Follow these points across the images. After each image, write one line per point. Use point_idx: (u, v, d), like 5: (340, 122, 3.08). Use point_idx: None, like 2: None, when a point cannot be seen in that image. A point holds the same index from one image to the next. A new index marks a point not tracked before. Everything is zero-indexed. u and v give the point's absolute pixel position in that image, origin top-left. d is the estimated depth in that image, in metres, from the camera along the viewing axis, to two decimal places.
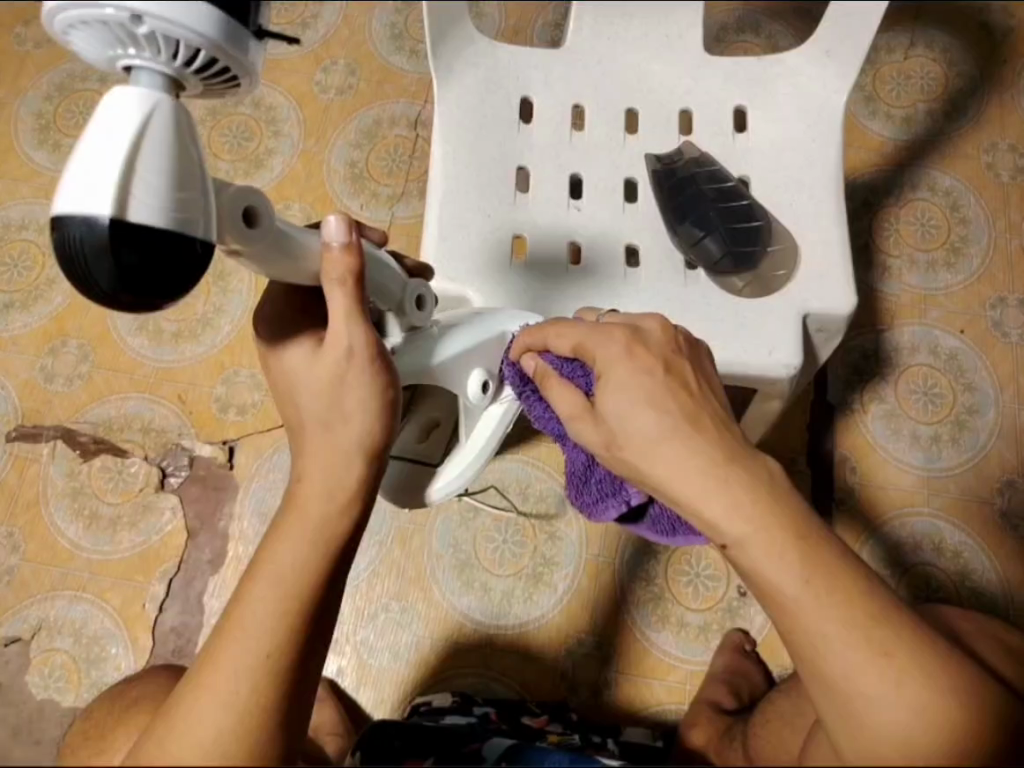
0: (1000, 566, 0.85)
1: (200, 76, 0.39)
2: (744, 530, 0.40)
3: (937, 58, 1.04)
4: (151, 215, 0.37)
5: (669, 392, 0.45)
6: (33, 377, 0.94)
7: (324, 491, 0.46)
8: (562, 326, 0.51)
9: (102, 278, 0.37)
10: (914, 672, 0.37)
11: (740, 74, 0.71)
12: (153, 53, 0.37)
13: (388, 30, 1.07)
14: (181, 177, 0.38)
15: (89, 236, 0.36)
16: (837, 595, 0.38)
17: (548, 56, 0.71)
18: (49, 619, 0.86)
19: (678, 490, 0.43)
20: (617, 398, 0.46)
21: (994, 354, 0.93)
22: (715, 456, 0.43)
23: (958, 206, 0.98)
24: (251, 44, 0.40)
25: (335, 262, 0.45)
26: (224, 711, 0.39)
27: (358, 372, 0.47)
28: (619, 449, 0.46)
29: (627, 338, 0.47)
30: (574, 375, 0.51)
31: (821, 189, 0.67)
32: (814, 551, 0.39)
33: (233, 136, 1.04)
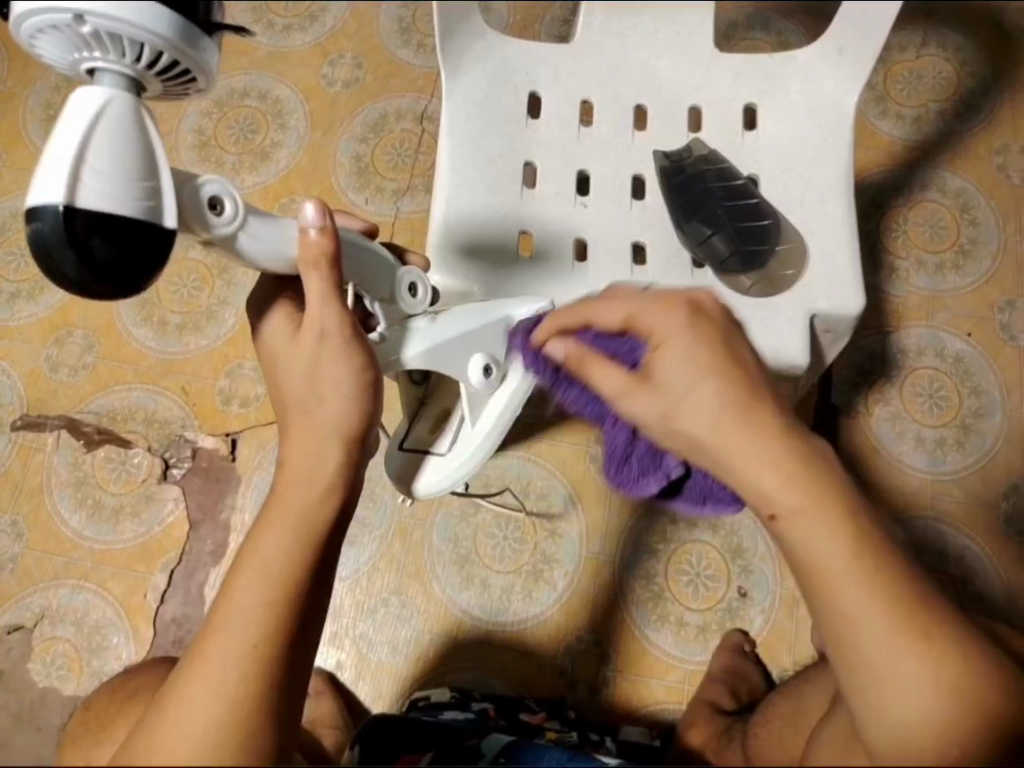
0: (1004, 571, 0.85)
1: (159, 75, 0.42)
2: (796, 500, 0.39)
3: (949, 57, 1.03)
4: (104, 205, 0.40)
5: (724, 365, 0.43)
6: (38, 367, 0.94)
7: (308, 477, 0.46)
8: (610, 300, 0.50)
9: (70, 267, 0.40)
10: (945, 659, 0.37)
11: (750, 72, 0.70)
12: (108, 53, 0.40)
13: (396, 23, 1.07)
14: (139, 167, 0.41)
15: (53, 227, 0.39)
16: (883, 573, 0.38)
17: (558, 52, 0.70)
18: (52, 607, 0.86)
19: (726, 454, 0.41)
20: (674, 364, 0.44)
21: (1001, 358, 0.92)
22: (779, 437, 0.41)
23: (968, 207, 0.97)
24: (207, 43, 0.42)
25: (309, 245, 0.48)
26: (213, 701, 0.40)
27: (334, 353, 0.49)
28: (677, 423, 0.44)
29: (690, 311, 0.46)
30: (619, 351, 0.49)
31: (828, 188, 0.67)
32: (864, 543, 0.38)
33: (240, 128, 1.04)
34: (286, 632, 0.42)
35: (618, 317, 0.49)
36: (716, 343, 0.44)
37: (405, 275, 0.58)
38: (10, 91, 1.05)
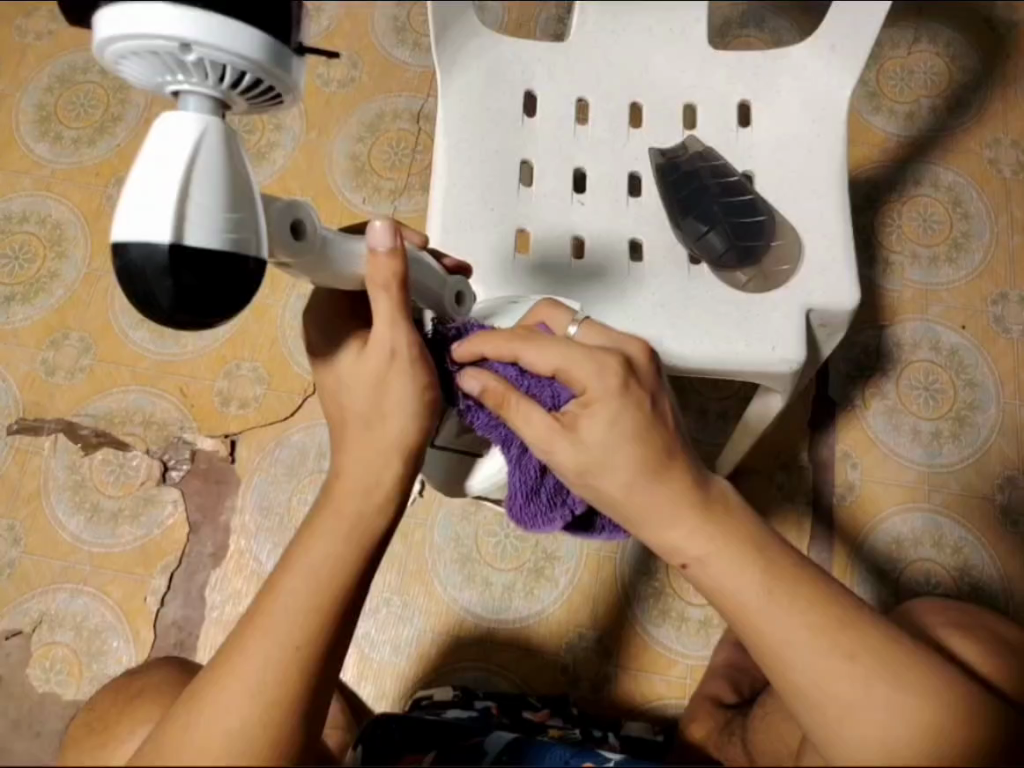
0: (1000, 562, 0.86)
1: (246, 96, 0.38)
2: (704, 548, 0.42)
3: (940, 53, 1.04)
4: (205, 237, 0.36)
5: (645, 425, 0.43)
6: (34, 370, 0.94)
7: (368, 490, 0.46)
8: (535, 338, 0.46)
9: (162, 298, 0.36)
10: (880, 674, 0.39)
11: (744, 69, 0.70)
12: (200, 78, 0.37)
13: (391, 23, 1.07)
14: (235, 197, 0.37)
15: (149, 258, 0.35)
16: (798, 605, 0.40)
17: (552, 50, 0.71)
18: (51, 611, 0.86)
19: (641, 518, 0.43)
20: (597, 425, 0.43)
21: (996, 350, 0.93)
22: (685, 488, 0.43)
23: (960, 202, 0.98)
24: (295, 62, 0.39)
25: (379, 266, 0.43)
26: (252, 703, 0.40)
27: (401, 375, 0.46)
28: (594, 479, 0.44)
29: (618, 367, 0.44)
30: (541, 391, 0.47)
31: (824, 183, 0.67)
32: (776, 579, 0.41)
33: (237, 129, 1.04)
34: (328, 638, 0.42)
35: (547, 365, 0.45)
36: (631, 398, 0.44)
37: (454, 282, 0.54)
38: (3, 94, 1.04)
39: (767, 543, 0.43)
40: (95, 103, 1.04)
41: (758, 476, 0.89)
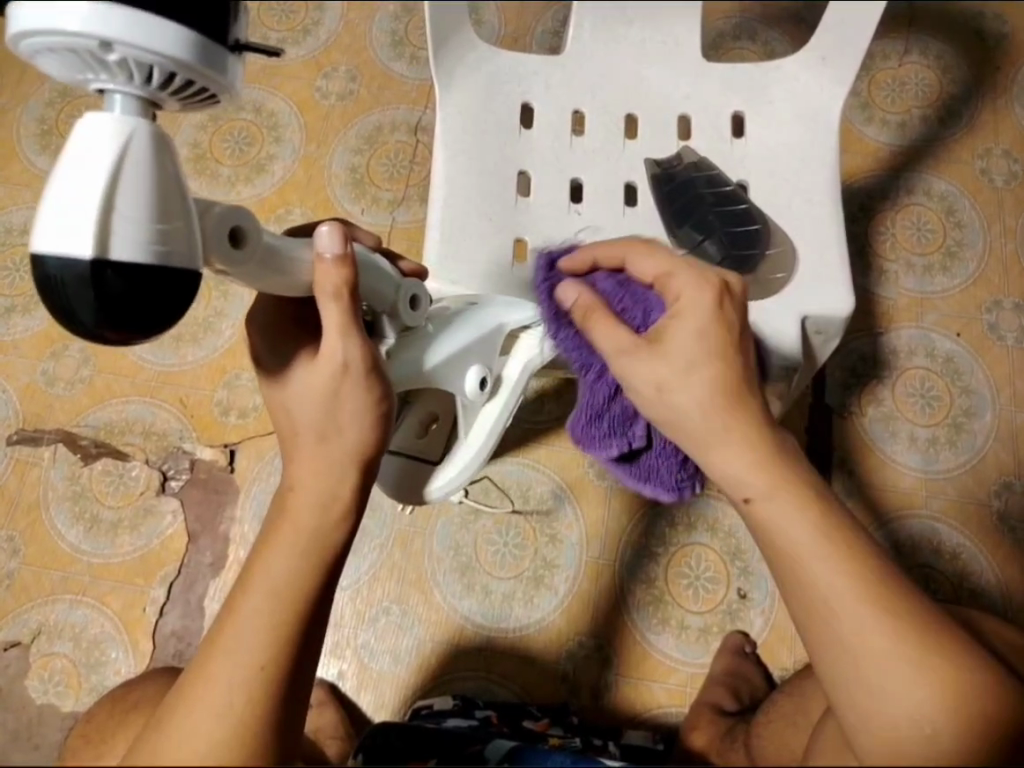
0: (998, 568, 0.86)
1: (174, 94, 0.40)
2: (765, 484, 0.45)
3: (931, 64, 1.05)
4: (129, 251, 0.37)
5: (729, 348, 0.47)
6: (34, 381, 0.94)
7: (323, 503, 0.46)
8: (649, 251, 0.53)
9: (86, 312, 0.38)
10: (917, 632, 0.40)
11: (737, 80, 0.72)
12: (125, 78, 0.38)
13: (389, 37, 1.08)
14: (161, 209, 0.38)
15: (67, 271, 0.37)
16: (849, 550, 0.42)
17: (547, 63, 0.71)
18: (50, 622, 0.86)
19: (710, 444, 0.46)
20: (684, 338, 0.47)
21: (990, 357, 0.93)
22: (758, 422, 0.46)
23: (953, 211, 0.99)
24: (229, 62, 0.41)
25: (329, 274, 0.46)
26: (219, 718, 0.40)
27: (355, 388, 0.48)
28: (670, 394, 0.47)
29: (715, 291, 0.48)
30: (633, 307, 0.53)
31: (817, 191, 0.68)
32: (828, 524, 0.43)
33: (235, 140, 1.05)
34: (290, 651, 0.43)
35: (648, 274, 0.52)
36: (723, 320, 0.47)
37: (409, 287, 0.57)
38: (4, 109, 1.05)
39: (822, 495, 0.45)
40: None
41: None
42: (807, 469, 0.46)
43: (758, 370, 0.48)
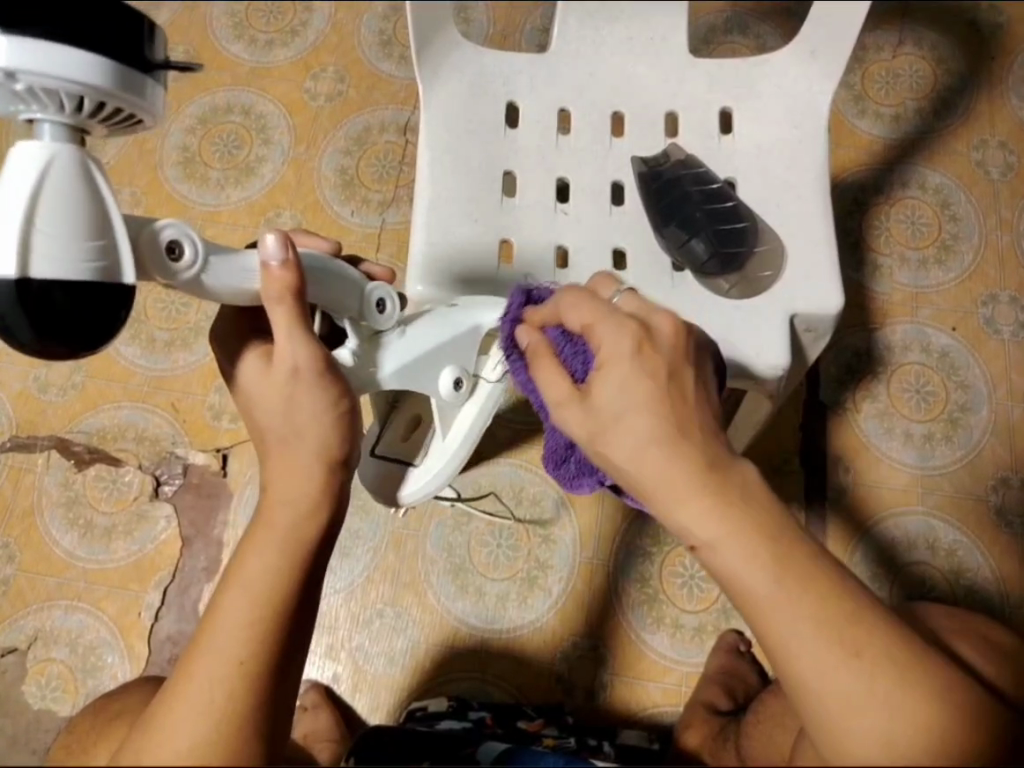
0: (995, 564, 0.85)
1: (99, 120, 0.41)
2: (716, 532, 0.40)
3: (926, 56, 1.04)
4: (58, 268, 0.38)
5: (663, 397, 0.43)
6: (26, 387, 0.94)
7: (295, 502, 0.46)
8: (581, 299, 0.49)
9: (24, 329, 0.39)
10: (888, 671, 0.37)
11: (726, 75, 0.71)
12: (45, 106, 0.39)
13: (377, 36, 1.08)
14: (83, 224, 0.38)
15: (0, 290, 0.38)
16: (811, 592, 0.38)
17: (534, 61, 0.71)
18: (46, 628, 0.86)
19: (661, 497, 0.42)
20: (612, 395, 0.44)
21: (987, 352, 0.93)
22: (696, 461, 0.41)
23: (948, 204, 0.98)
24: (148, 84, 0.41)
25: (273, 279, 0.45)
26: (200, 719, 0.39)
27: (310, 391, 0.47)
28: (604, 446, 0.44)
29: (637, 337, 0.44)
30: (574, 355, 0.51)
31: (807, 188, 0.67)
32: (785, 561, 0.39)
33: (225, 143, 1.04)
34: (271, 650, 0.42)
35: (577, 323, 0.48)
36: (656, 355, 0.44)
37: (374, 290, 0.56)
38: None
39: (781, 528, 0.40)
40: None
41: None
42: (770, 509, 0.40)
43: (699, 404, 0.43)
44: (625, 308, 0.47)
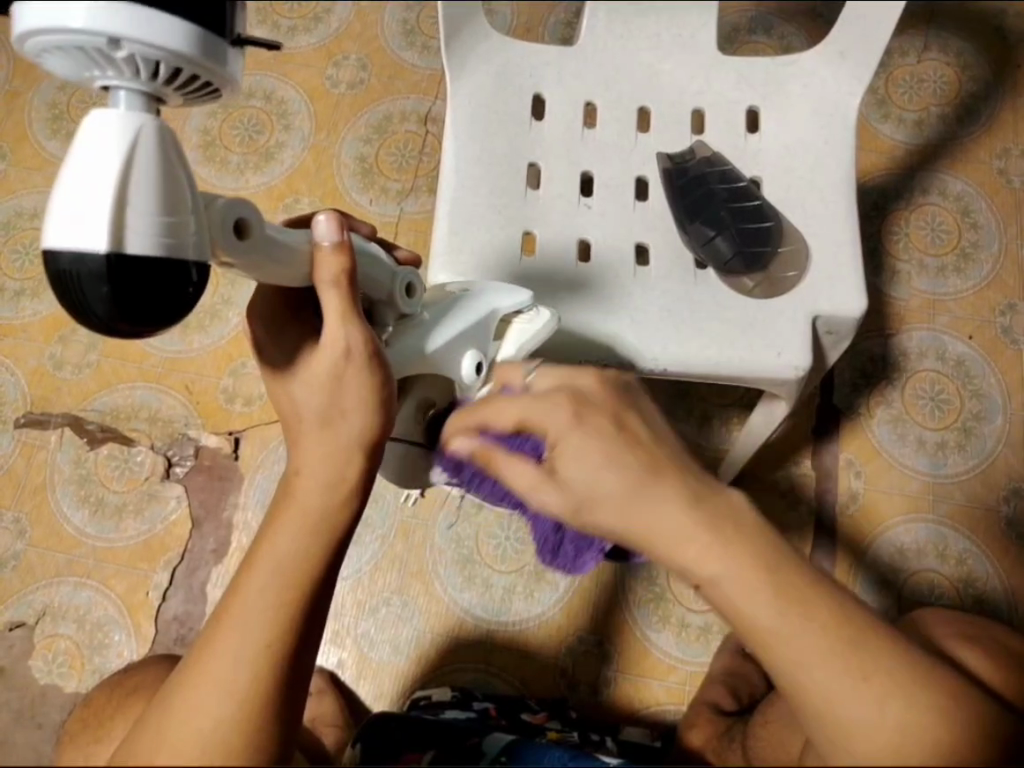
0: (1004, 573, 0.85)
1: (177, 89, 0.40)
2: (716, 571, 0.37)
3: (950, 62, 1.04)
4: (144, 246, 0.37)
5: (626, 448, 0.39)
6: (42, 365, 0.94)
7: (328, 486, 0.46)
8: (497, 400, 0.43)
9: (98, 305, 0.37)
10: (892, 690, 0.37)
11: (753, 74, 0.70)
12: (122, 72, 0.38)
13: (401, 25, 1.07)
14: (168, 201, 0.37)
15: (82, 265, 0.37)
16: (816, 621, 0.37)
17: (560, 55, 0.71)
18: (54, 604, 0.86)
19: (655, 545, 0.38)
20: (576, 463, 0.39)
21: (1003, 361, 0.92)
22: (686, 498, 0.38)
23: (969, 211, 0.98)
24: (230, 55, 0.40)
25: (325, 261, 0.44)
26: (225, 698, 0.40)
27: (358, 373, 0.46)
28: (591, 515, 0.39)
29: (573, 405, 0.41)
30: (521, 447, 0.43)
31: (832, 190, 0.67)
32: (790, 591, 0.37)
33: (245, 127, 1.04)
34: (295, 631, 0.42)
35: (509, 422, 0.42)
36: (602, 409, 0.41)
37: (403, 273, 0.54)
38: (16, 92, 1.05)
39: (777, 556, 0.37)
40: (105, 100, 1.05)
41: (762, 483, 0.89)
42: (759, 537, 0.38)
43: (658, 452, 0.40)
44: (552, 383, 0.43)
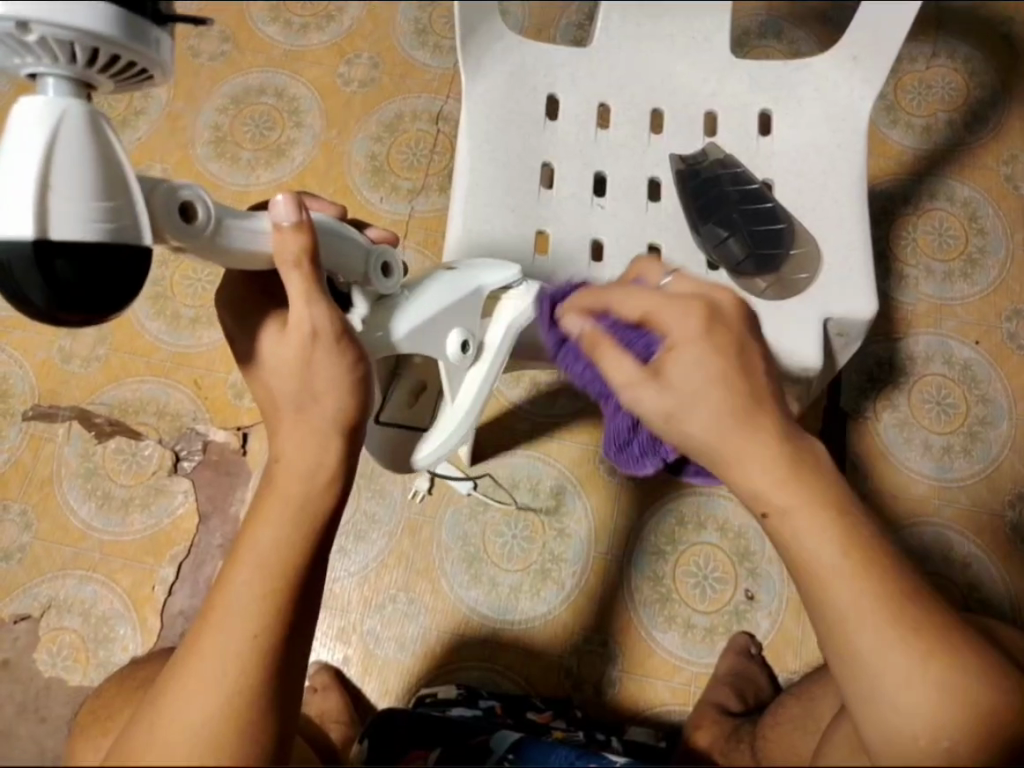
0: (1009, 578, 0.85)
1: (106, 73, 0.42)
2: (789, 499, 0.40)
3: (958, 68, 1.04)
4: (72, 230, 0.39)
5: (738, 376, 0.42)
6: (50, 358, 0.95)
7: (307, 474, 0.46)
8: (632, 290, 0.47)
9: (35, 291, 0.40)
10: (942, 654, 0.37)
11: (766, 77, 0.71)
12: (51, 59, 0.40)
13: (413, 25, 1.08)
14: (99, 185, 0.40)
15: (14, 252, 0.39)
16: (875, 575, 0.38)
17: (575, 55, 0.71)
18: (59, 597, 0.86)
19: (725, 455, 0.42)
20: (685, 370, 0.43)
21: (1009, 367, 0.93)
22: (773, 429, 0.42)
23: (976, 217, 0.98)
24: (155, 35, 0.42)
25: (286, 241, 0.46)
26: (214, 691, 0.40)
27: (328, 353, 0.47)
28: (678, 424, 0.43)
29: (704, 316, 0.44)
30: (636, 344, 0.47)
31: (843, 193, 0.67)
32: (854, 537, 0.39)
33: (256, 123, 1.04)
34: (281, 624, 0.42)
35: (634, 314, 0.46)
36: (726, 336, 0.43)
37: (377, 252, 0.55)
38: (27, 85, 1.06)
39: (847, 505, 0.41)
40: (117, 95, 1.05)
41: None
42: (843, 485, 0.42)
43: (768, 391, 0.42)
44: (686, 288, 0.46)
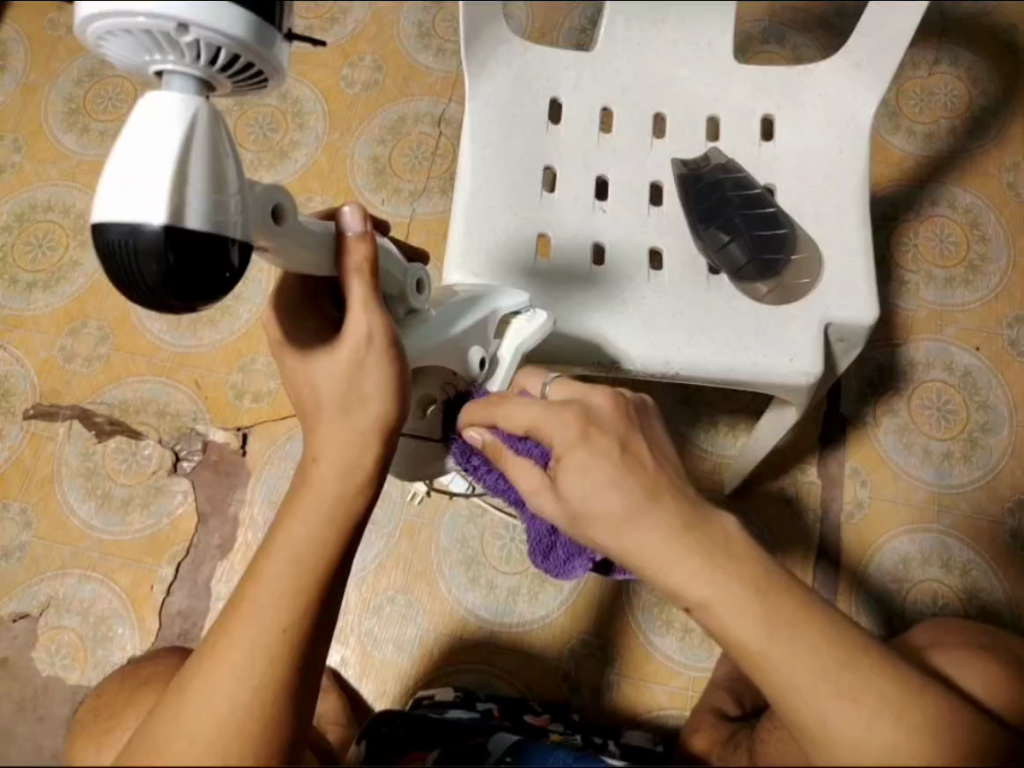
0: (1008, 585, 0.85)
1: (230, 76, 0.39)
2: (705, 594, 0.39)
3: (961, 75, 1.05)
4: (196, 222, 0.37)
5: (629, 471, 0.42)
6: (51, 357, 0.95)
7: (346, 471, 0.45)
8: (513, 402, 0.47)
9: (148, 278, 0.37)
10: (887, 713, 0.37)
11: (769, 82, 0.71)
12: (180, 57, 0.38)
13: (416, 28, 1.08)
14: (220, 181, 0.38)
15: (135, 240, 0.37)
16: (806, 644, 0.38)
17: (578, 59, 0.71)
18: (58, 596, 0.86)
19: (644, 563, 0.40)
20: (576, 480, 0.42)
21: (1009, 374, 0.93)
22: (674, 525, 0.40)
23: (977, 224, 0.98)
24: (280, 43, 0.40)
25: (352, 249, 0.46)
26: (239, 684, 0.40)
27: (380, 360, 0.45)
28: (585, 526, 0.43)
29: (581, 420, 0.43)
30: (529, 450, 0.48)
31: (845, 199, 0.67)
32: (776, 616, 0.38)
33: (259, 125, 1.05)
34: (309, 620, 0.42)
35: (522, 426, 0.46)
36: (603, 449, 0.42)
37: (412, 271, 0.54)
38: (32, 85, 1.06)
39: (767, 583, 0.39)
40: (121, 97, 1.05)
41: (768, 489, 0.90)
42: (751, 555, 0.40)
43: (658, 473, 0.42)
44: (565, 395, 0.46)
